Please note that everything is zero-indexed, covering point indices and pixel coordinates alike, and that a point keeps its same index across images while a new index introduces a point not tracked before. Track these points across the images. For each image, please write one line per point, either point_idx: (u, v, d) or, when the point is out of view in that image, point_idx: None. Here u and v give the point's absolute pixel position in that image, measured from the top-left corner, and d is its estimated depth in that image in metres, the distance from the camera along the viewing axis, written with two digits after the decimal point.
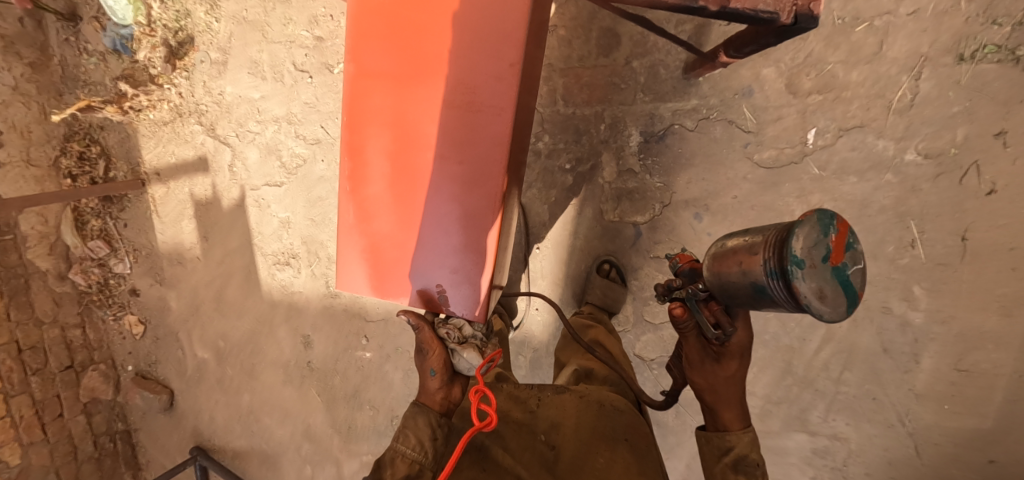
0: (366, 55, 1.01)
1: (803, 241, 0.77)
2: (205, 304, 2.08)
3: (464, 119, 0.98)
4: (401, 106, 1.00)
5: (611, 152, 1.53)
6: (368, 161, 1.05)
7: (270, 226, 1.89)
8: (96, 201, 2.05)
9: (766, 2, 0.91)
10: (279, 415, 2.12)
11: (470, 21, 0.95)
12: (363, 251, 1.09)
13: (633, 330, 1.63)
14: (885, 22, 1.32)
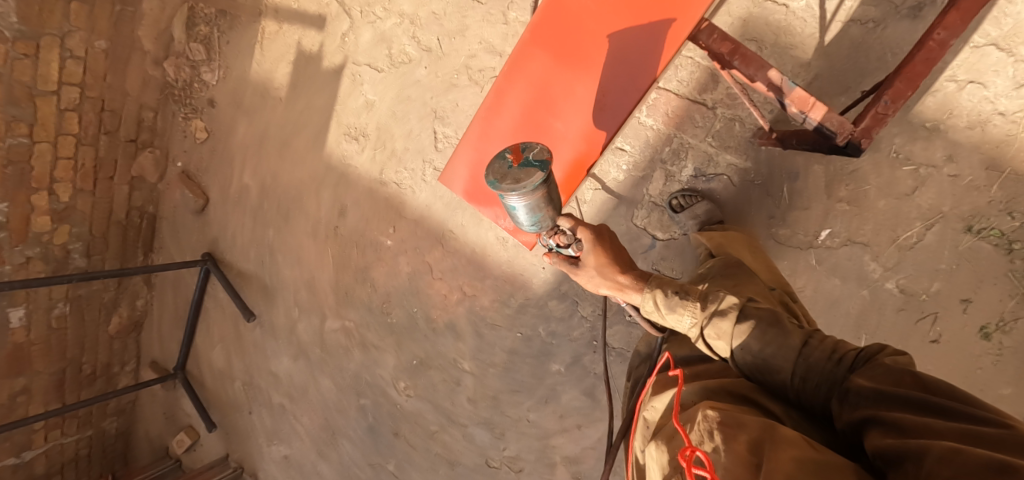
0: (540, 35, 1.48)
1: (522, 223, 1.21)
2: (271, 140, 2.33)
3: (581, 108, 1.47)
4: (542, 79, 1.49)
5: (663, 172, 1.75)
6: (505, 105, 1.54)
7: (355, 101, 2.11)
8: (211, 12, 2.27)
9: (831, 122, 1.18)
10: (292, 259, 2.45)
11: (616, 50, 1.42)
12: (473, 161, 1.59)
13: (610, 318, 1.97)
14: (927, 173, 1.52)
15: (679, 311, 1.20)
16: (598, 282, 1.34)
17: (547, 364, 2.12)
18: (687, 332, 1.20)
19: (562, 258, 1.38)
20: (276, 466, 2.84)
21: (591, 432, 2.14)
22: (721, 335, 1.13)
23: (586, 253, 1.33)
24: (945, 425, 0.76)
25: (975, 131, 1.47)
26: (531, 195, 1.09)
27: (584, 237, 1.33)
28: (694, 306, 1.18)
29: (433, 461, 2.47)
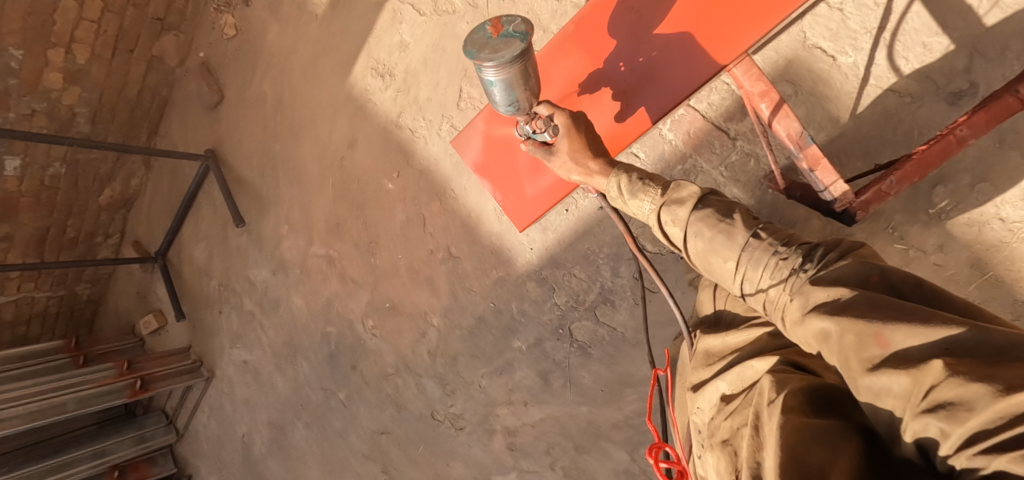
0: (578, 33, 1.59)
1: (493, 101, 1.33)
2: (300, 55, 2.32)
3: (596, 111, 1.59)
4: (575, 75, 1.61)
5: None
6: None
7: (390, 38, 2.09)
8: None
9: (834, 187, 1.27)
10: (293, 177, 2.49)
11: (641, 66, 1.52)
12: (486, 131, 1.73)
13: (581, 312, 2.03)
14: (915, 256, 1.56)
15: (639, 196, 1.30)
16: (570, 168, 1.45)
17: (510, 340, 2.21)
18: (646, 218, 1.29)
19: (537, 146, 1.49)
20: (235, 368, 2.98)
21: (534, 411, 2.26)
22: (677, 222, 1.21)
23: (561, 139, 1.43)
24: (905, 331, 0.76)
25: (971, 229, 1.51)
26: (504, 68, 1.21)
27: (560, 123, 1.44)
28: (655, 192, 1.27)
29: (382, 400, 2.63)
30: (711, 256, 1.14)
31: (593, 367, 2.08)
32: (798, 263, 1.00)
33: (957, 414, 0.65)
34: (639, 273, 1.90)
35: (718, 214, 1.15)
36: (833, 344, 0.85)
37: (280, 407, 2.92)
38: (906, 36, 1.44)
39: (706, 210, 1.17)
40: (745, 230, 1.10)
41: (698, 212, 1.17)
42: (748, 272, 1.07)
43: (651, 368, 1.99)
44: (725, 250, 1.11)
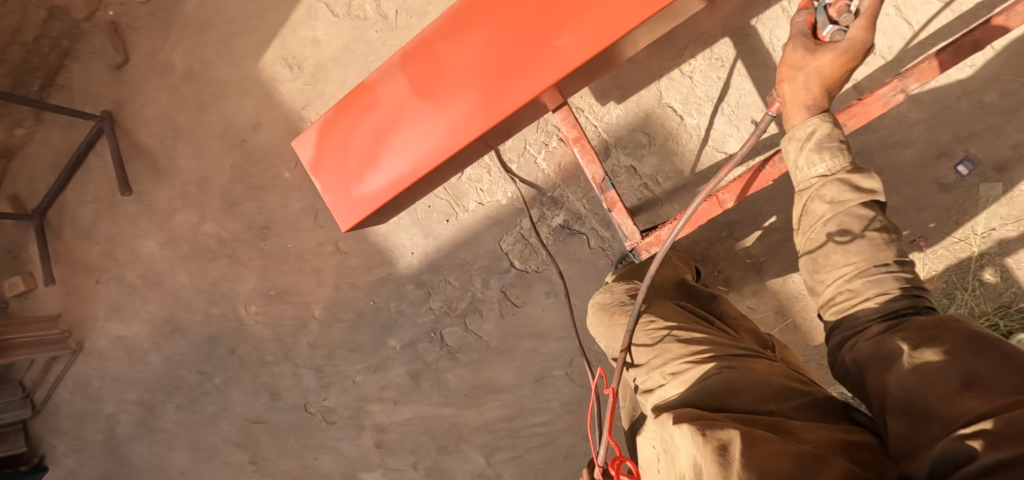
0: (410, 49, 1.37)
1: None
2: (213, 32, 2.31)
3: (415, 136, 1.39)
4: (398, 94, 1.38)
5: (538, 212, 1.96)
6: (355, 104, 1.44)
7: (304, 31, 2.14)
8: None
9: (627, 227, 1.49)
10: (194, 152, 2.46)
11: (463, 96, 1.33)
12: (317, 136, 1.50)
13: (454, 318, 2.17)
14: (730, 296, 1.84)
15: (821, 155, 1.13)
16: (795, 80, 1.18)
17: (387, 338, 2.30)
18: (809, 180, 1.16)
19: (803, 22, 1.16)
20: (107, 341, 2.85)
21: (404, 409, 2.35)
22: (834, 205, 1.11)
23: (834, 49, 1.12)
24: (989, 374, 0.84)
25: (780, 278, 1.80)
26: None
27: (852, 33, 1.09)
28: (844, 162, 1.12)
29: (257, 387, 2.60)
30: (830, 257, 1.11)
31: (461, 371, 2.21)
32: (908, 303, 1.03)
33: (997, 446, 0.74)
34: (507, 287, 2.05)
35: (868, 217, 1.09)
36: (909, 362, 0.92)
37: (151, 385, 2.82)
38: (738, 108, 1.72)
39: (868, 216, 1.09)
40: (891, 255, 1.08)
41: (863, 208, 1.10)
42: (856, 285, 1.08)
43: (512, 375, 2.14)
44: (854, 256, 1.08)
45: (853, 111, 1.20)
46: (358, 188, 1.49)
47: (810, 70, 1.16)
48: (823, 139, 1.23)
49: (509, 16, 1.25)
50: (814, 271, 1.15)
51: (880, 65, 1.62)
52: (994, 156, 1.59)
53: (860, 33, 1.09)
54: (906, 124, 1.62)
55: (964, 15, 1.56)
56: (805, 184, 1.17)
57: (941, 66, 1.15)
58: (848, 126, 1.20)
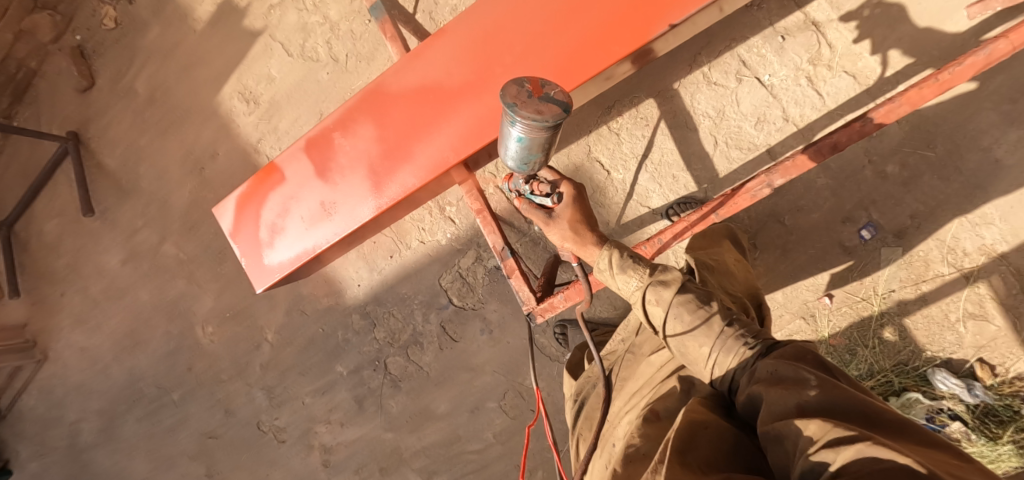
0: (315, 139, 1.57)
1: (507, 155, 1.14)
2: (173, 60, 2.34)
3: (323, 209, 1.56)
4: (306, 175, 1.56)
5: (476, 253, 2.06)
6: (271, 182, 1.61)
7: (259, 67, 2.21)
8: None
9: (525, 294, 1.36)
10: (154, 174, 2.48)
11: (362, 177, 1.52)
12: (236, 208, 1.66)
13: (397, 348, 2.26)
14: None
15: (628, 272, 1.32)
16: (564, 237, 1.40)
17: (334, 363, 2.39)
18: (630, 294, 1.33)
19: (533, 207, 1.40)
20: (73, 352, 2.83)
21: (349, 431, 2.43)
22: (660, 303, 1.27)
23: (565, 206, 1.39)
24: (818, 399, 0.90)
25: None
26: (533, 131, 1.03)
27: (566, 191, 1.40)
28: (643, 271, 1.31)
29: (212, 404, 2.66)
30: (687, 343, 1.23)
31: (402, 397, 2.31)
32: (761, 349, 1.13)
33: (836, 452, 0.77)
34: (445, 322, 2.16)
35: (695, 301, 1.24)
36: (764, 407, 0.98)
37: (111, 397, 2.82)
38: (661, 166, 1.81)
39: (687, 297, 1.25)
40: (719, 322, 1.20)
41: (678, 297, 1.26)
42: (720, 357, 1.17)
43: (449, 404, 2.25)
44: (700, 336, 1.20)
45: (722, 202, 1.36)
46: (267, 258, 1.63)
47: (566, 225, 1.38)
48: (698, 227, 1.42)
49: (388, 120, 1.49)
50: (686, 354, 1.24)
51: (793, 133, 1.71)
52: (893, 223, 1.70)
53: (574, 190, 1.40)
54: (808, 189, 1.73)
55: (870, 89, 1.65)
56: (633, 297, 1.34)
57: (808, 161, 1.34)
58: (723, 214, 1.43)
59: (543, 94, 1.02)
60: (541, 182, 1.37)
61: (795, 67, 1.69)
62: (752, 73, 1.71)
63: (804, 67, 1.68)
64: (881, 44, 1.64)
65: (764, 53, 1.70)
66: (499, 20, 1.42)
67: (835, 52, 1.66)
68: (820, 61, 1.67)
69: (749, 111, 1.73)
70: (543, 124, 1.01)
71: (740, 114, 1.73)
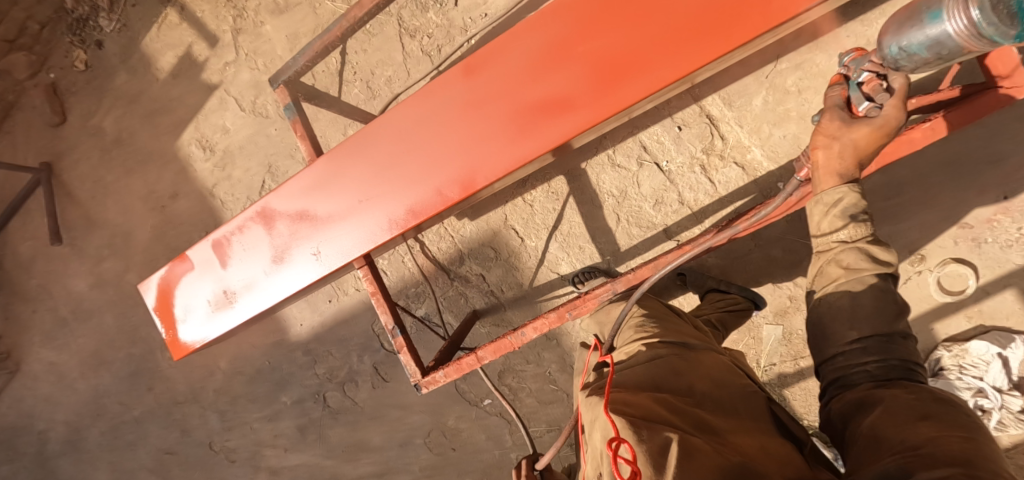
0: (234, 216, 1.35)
1: (898, 40, 0.91)
2: (138, 106, 2.49)
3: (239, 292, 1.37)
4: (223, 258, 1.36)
5: (405, 303, 2.21)
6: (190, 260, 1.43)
7: (215, 119, 2.36)
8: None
9: (413, 370, 1.54)
10: (119, 208, 2.60)
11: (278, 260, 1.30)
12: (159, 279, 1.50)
13: (336, 384, 2.42)
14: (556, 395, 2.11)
15: (846, 224, 1.12)
16: (825, 149, 1.13)
17: (280, 394, 2.54)
18: (827, 240, 1.15)
19: (838, 94, 1.15)
20: (43, 366, 2.95)
21: (292, 457, 2.59)
22: (849, 270, 1.12)
23: (869, 124, 1.08)
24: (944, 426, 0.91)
25: None
26: (965, 38, 0.81)
27: (887, 108, 1.07)
28: (864, 231, 1.11)
29: (170, 422, 2.81)
30: (832, 323, 1.12)
31: (340, 429, 2.46)
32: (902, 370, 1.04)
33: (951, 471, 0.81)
34: (378, 364, 2.32)
35: (883, 291, 1.09)
36: (878, 418, 0.97)
37: (77, 410, 2.97)
38: (569, 237, 1.97)
39: (878, 285, 1.09)
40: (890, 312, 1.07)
41: (878, 273, 1.10)
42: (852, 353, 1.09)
43: (382, 438, 2.40)
44: (861, 322, 1.10)
45: (574, 303, 1.36)
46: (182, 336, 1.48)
47: (845, 141, 1.11)
48: (556, 321, 1.37)
49: (279, 240, 1.28)
50: (824, 326, 1.14)
51: (687, 215, 1.85)
52: (775, 303, 1.85)
53: (893, 110, 1.07)
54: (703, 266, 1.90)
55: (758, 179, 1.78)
56: (823, 246, 1.17)
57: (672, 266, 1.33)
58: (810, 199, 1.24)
59: None
60: (878, 85, 1.07)
61: (690, 155, 1.83)
62: (652, 158, 1.85)
63: (700, 156, 1.82)
64: (768, 139, 1.76)
65: (663, 140, 1.84)
66: (360, 141, 1.20)
67: (728, 144, 1.80)
68: (714, 151, 1.81)
69: (649, 193, 1.87)
70: (986, 37, 0.79)
71: (641, 195, 1.88)
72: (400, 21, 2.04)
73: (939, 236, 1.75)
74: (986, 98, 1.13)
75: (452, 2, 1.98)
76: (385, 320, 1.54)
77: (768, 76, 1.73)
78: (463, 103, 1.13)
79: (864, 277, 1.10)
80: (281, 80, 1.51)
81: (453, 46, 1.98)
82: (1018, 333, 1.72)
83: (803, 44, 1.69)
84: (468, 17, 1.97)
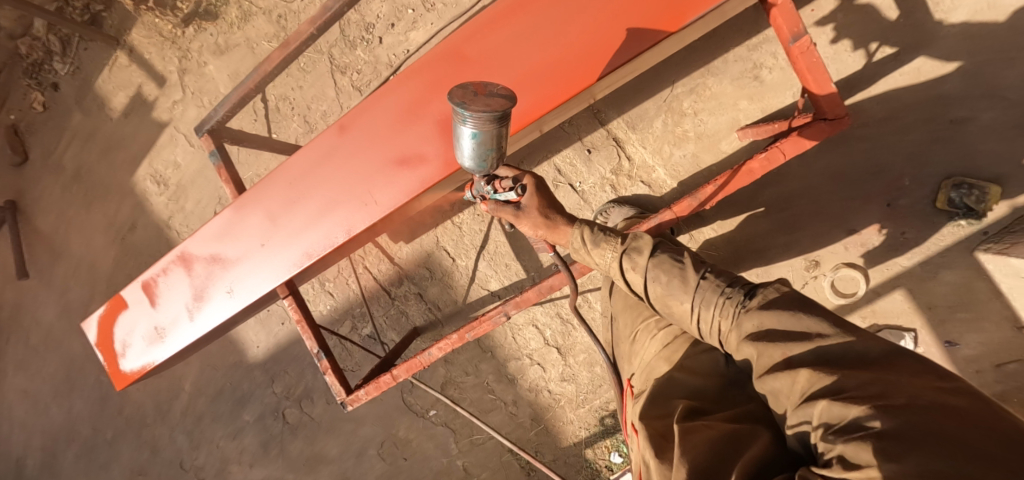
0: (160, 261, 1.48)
1: (472, 163, 0.95)
2: (94, 143, 2.60)
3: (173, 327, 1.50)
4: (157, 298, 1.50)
5: (351, 323, 2.32)
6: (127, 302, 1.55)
7: (166, 154, 2.48)
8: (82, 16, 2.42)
9: (338, 390, 1.68)
10: (79, 240, 2.70)
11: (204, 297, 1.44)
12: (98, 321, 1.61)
13: (293, 402, 2.53)
14: (494, 403, 2.24)
15: (602, 246, 1.28)
16: (537, 225, 1.31)
17: (240, 413, 2.64)
18: (608, 267, 1.28)
19: (499, 206, 1.27)
20: (16, 393, 3.06)
21: (255, 473, 2.69)
22: (640, 271, 1.24)
23: (533, 194, 1.28)
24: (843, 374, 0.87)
25: (531, 393, 2.19)
26: (491, 127, 0.88)
27: (530, 181, 1.29)
28: (616, 242, 1.28)
29: (139, 444, 2.91)
30: (672, 307, 1.23)
31: (299, 444, 2.57)
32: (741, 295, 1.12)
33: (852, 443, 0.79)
34: None
35: (667, 267, 1.21)
36: (758, 364, 1.01)
37: (51, 436, 3.06)
38: (495, 256, 2.11)
39: (662, 262, 1.23)
40: (690, 275, 1.20)
41: (653, 259, 1.24)
42: (702, 314, 1.17)
43: (338, 450, 2.51)
44: (680, 293, 1.19)
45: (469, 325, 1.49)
46: (125, 368, 1.60)
47: (539, 207, 1.30)
48: (455, 342, 1.51)
49: (199, 278, 1.43)
50: (674, 313, 1.23)
51: None
52: None
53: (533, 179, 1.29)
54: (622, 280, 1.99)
55: (663, 196, 1.91)
56: (609, 272, 1.30)
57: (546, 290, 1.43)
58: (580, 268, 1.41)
59: (491, 95, 0.89)
60: (503, 178, 1.23)
61: (600, 176, 1.96)
62: (566, 180, 1.98)
63: (609, 177, 1.95)
64: (669, 159, 1.89)
65: (575, 163, 1.97)
66: (257, 192, 1.32)
67: (634, 164, 1.92)
68: (621, 172, 1.94)
69: (565, 212, 2.01)
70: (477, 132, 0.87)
71: None
72: (330, 59, 2.17)
73: (832, 243, 1.86)
74: (812, 129, 1.26)
75: (377, 40, 2.11)
76: (310, 343, 1.69)
77: (665, 100, 1.87)
78: (339, 154, 1.26)
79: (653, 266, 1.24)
80: (206, 130, 1.64)
81: (380, 81, 2.12)
82: (908, 330, 1.85)
83: (693, 71, 1.84)
84: (392, 53, 2.10)
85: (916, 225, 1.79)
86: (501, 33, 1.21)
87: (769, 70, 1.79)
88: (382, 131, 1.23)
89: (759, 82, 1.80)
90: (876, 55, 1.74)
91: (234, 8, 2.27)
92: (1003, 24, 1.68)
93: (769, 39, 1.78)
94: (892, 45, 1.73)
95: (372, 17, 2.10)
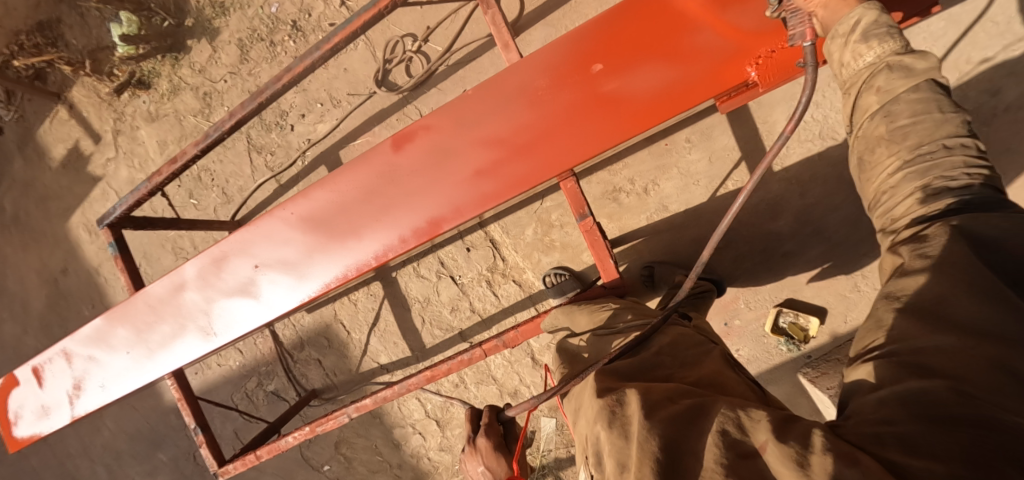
0: (52, 351, 1.68)
1: None
2: (34, 189, 2.75)
3: (60, 404, 1.68)
4: (49, 379, 1.69)
5: (257, 380, 2.48)
6: (22, 381, 1.73)
7: (99, 207, 2.65)
8: (28, 72, 2.61)
9: (210, 460, 1.86)
10: (14, 279, 2.84)
11: (90, 383, 1.64)
12: None
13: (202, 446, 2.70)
14: (382, 464, 2.41)
15: (869, 44, 0.95)
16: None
17: (155, 452, 2.77)
18: (854, 74, 0.99)
19: None
20: None
21: None
22: (885, 95, 0.95)
23: None
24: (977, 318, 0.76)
25: (414, 458, 2.37)
26: None
27: None
28: (891, 47, 0.94)
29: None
30: (876, 149, 0.97)
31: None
32: (963, 196, 0.89)
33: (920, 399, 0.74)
34: (238, 429, 2.54)
35: (932, 95, 0.93)
36: (917, 280, 0.84)
37: None
38: (385, 333, 2.29)
39: (919, 100, 0.93)
40: (945, 134, 0.92)
41: (913, 94, 0.93)
42: (905, 183, 0.93)
43: None
44: (897, 145, 0.94)
45: (319, 421, 1.69)
46: (17, 433, 1.75)
47: None
48: (309, 432, 1.73)
49: (79, 371, 1.65)
50: (864, 161, 1.00)
51: (478, 321, 2.17)
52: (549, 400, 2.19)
53: None
54: (496, 366, 2.21)
55: (532, 294, 2.10)
56: (852, 81, 1.00)
57: (445, 370, 1.53)
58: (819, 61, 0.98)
59: None
60: None
61: (478, 272, 2.14)
62: (448, 272, 2.17)
63: (485, 273, 2.13)
64: (537, 264, 2.08)
65: (456, 258, 2.15)
66: (127, 307, 1.56)
67: (507, 264, 2.11)
68: (497, 270, 2.12)
69: (447, 300, 2.19)
70: None
71: (440, 301, 2.20)
72: (249, 139, 2.34)
73: None
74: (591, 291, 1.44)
75: (290, 127, 2.29)
76: (189, 417, 1.87)
77: (535, 211, 2.05)
78: (188, 292, 1.47)
79: (908, 101, 0.93)
80: (105, 224, 1.84)
81: (290, 164, 2.30)
82: None
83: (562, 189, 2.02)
84: (302, 140, 2.28)
85: (747, 344, 1.99)
86: (310, 210, 1.32)
87: (627, 194, 2.00)
88: (213, 277, 1.43)
89: (617, 203, 2.01)
90: (719, 190, 1.93)
91: (164, 81, 2.44)
92: (832, 173, 1.84)
93: (628, 166, 1.98)
94: (733, 183, 1.91)
95: (286, 106, 2.28)
